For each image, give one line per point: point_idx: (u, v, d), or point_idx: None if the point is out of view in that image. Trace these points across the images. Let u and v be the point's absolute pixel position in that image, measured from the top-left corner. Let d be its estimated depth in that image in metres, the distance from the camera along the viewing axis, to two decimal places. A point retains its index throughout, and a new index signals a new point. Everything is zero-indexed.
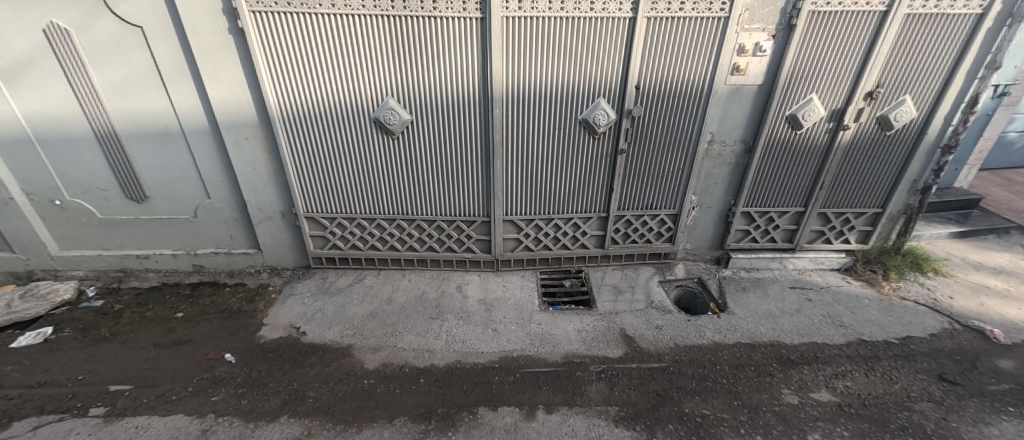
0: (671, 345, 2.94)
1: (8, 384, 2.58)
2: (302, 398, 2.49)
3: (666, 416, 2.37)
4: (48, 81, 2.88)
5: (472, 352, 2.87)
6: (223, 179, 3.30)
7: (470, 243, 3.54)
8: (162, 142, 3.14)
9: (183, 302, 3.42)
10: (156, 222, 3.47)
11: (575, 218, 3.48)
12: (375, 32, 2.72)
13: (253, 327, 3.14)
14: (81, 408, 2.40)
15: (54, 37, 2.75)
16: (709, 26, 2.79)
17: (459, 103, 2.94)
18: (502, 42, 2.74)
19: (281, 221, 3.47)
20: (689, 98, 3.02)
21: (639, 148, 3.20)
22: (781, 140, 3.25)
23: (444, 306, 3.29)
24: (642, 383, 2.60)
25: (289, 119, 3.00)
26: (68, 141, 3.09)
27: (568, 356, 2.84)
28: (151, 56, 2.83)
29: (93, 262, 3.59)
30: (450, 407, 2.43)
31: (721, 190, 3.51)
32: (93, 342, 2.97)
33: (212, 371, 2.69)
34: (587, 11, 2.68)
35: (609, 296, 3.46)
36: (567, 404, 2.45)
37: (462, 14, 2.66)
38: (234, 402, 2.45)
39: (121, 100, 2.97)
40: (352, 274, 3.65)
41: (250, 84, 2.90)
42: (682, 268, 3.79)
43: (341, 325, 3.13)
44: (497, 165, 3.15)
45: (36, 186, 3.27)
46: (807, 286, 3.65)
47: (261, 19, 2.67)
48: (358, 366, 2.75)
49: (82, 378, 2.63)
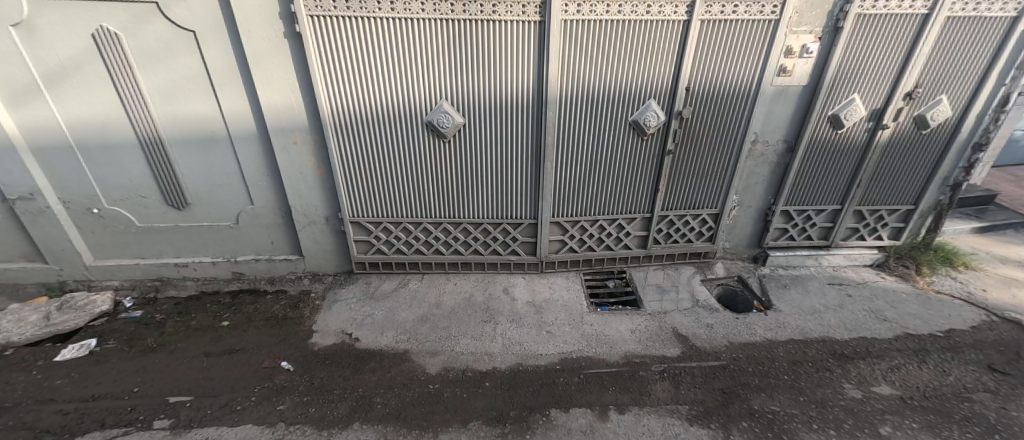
0: (726, 343, 2.97)
1: (62, 398, 2.50)
2: (369, 404, 2.47)
3: (738, 413, 2.38)
4: (94, 86, 2.81)
5: (531, 355, 2.87)
6: (268, 184, 3.27)
7: (515, 245, 3.54)
8: (208, 147, 3.09)
9: (226, 311, 3.36)
10: (195, 229, 3.40)
11: (620, 219, 3.50)
12: (433, 36, 2.73)
13: (304, 334, 3.10)
14: (144, 421, 2.35)
15: (102, 41, 2.68)
16: (759, 28, 2.85)
17: (513, 106, 2.95)
18: (560, 45, 2.76)
19: (325, 226, 3.44)
20: (737, 99, 3.07)
21: (685, 149, 3.25)
22: (822, 140, 3.33)
23: (494, 309, 3.28)
24: (706, 382, 2.61)
25: (341, 123, 2.99)
26: (110, 148, 3.02)
27: (628, 356, 2.85)
28: (201, 61, 2.79)
29: (128, 272, 3.50)
30: (520, 410, 2.42)
31: (761, 189, 3.56)
32: (141, 352, 2.90)
33: (271, 379, 2.65)
34: (643, 14, 2.71)
35: (655, 296, 3.48)
36: (636, 404, 2.45)
37: (521, 17, 2.67)
38: (301, 410, 2.42)
39: (168, 106, 2.92)
40: (396, 279, 3.62)
41: (302, 88, 2.88)
42: (722, 267, 3.85)
43: (393, 330, 3.10)
44: (547, 166, 3.16)
45: (73, 194, 3.17)
46: (845, 282, 3.72)
47: (318, 24, 2.66)
48: (419, 370, 2.74)
49: (137, 390, 2.57)
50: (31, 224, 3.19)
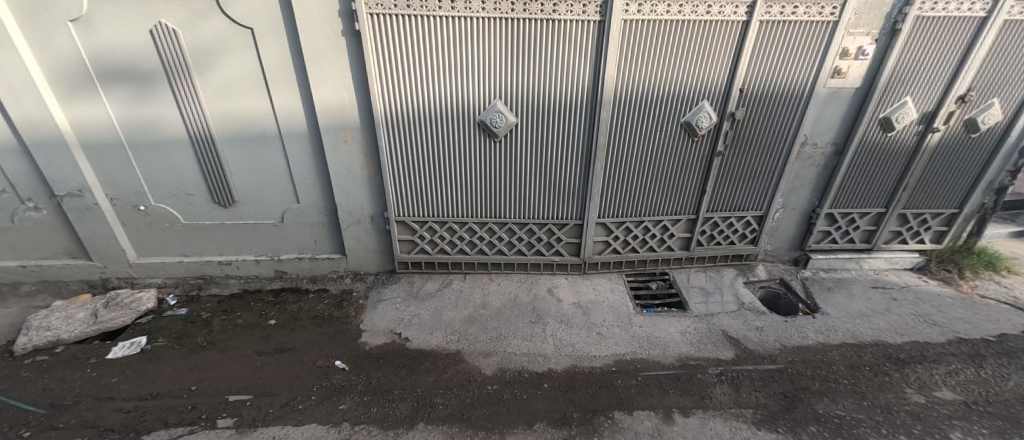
0: (779, 346, 2.95)
1: (120, 396, 2.48)
2: (430, 405, 2.46)
3: (804, 417, 2.36)
4: (148, 83, 2.79)
5: (584, 356, 2.85)
6: (315, 183, 3.26)
7: (559, 246, 3.53)
8: (258, 145, 3.08)
9: (271, 309, 3.35)
10: (240, 227, 3.39)
11: (665, 220, 3.48)
12: (492, 34, 2.71)
13: (352, 333, 3.09)
14: (208, 419, 2.34)
15: (160, 37, 2.66)
16: (817, 29, 2.83)
17: (567, 106, 2.94)
18: (618, 45, 2.74)
19: (369, 225, 3.43)
20: (790, 101, 3.05)
21: (735, 150, 3.23)
22: (872, 143, 3.31)
23: (541, 310, 3.27)
24: (765, 385, 2.60)
25: (393, 122, 2.98)
26: (160, 146, 3.00)
27: (682, 359, 2.83)
28: (257, 58, 2.78)
29: (171, 269, 3.49)
30: (583, 412, 2.40)
31: (807, 192, 3.54)
32: (192, 350, 2.88)
33: (328, 378, 2.65)
34: (703, 14, 2.69)
35: (700, 298, 3.46)
36: (699, 407, 2.43)
37: (582, 17, 2.65)
38: (364, 410, 2.41)
39: (220, 103, 2.90)
40: (438, 279, 3.61)
41: (356, 87, 2.87)
42: (763, 270, 3.83)
43: (442, 331, 3.09)
44: (597, 167, 3.14)
45: (120, 191, 3.16)
46: (888, 285, 3.71)
47: (377, 22, 2.65)
48: (475, 371, 2.72)
49: (195, 388, 2.56)
50: (78, 220, 3.17)
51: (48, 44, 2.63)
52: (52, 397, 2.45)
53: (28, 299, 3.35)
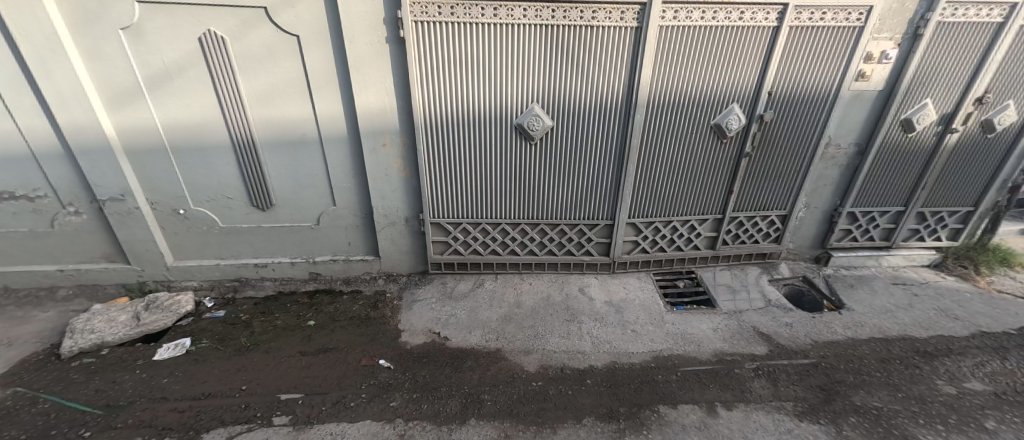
0: (810, 341, 3.03)
1: (173, 396, 2.52)
2: (479, 401, 2.51)
3: (844, 409, 2.44)
4: (195, 88, 2.85)
5: (622, 353, 2.91)
6: (353, 185, 3.33)
7: (589, 246, 3.61)
8: (298, 149, 3.15)
9: (308, 310, 3.40)
10: (277, 230, 3.45)
11: (693, 220, 3.57)
12: (532, 40, 2.80)
13: (392, 333, 3.15)
14: (264, 418, 2.38)
15: (209, 45, 2.73)
16: (843, 34, 2.93)
17: (602, 109, 3.02)
18: (654, 50, 2.83)
19: (404, 227, 3.49)
20: (816, 103, 3.15)
21: (762, 151, 3.32)
22: (893, 143, 3.42)
23: (575, 309, 3.33)
24: (802, 379, 2.67)
25: (431, 126, 3.05)
26: (203, 151, 3.07)
27: (719, 354, 2.89)
28: (301, 65, 2.86)
29: (207, 272, 3.53)
30: (629, 406, 2.46)
31: (830, 191, 3.64)
32: (237, 351, 2.93)
33: (375, 377, 2.70)
34: (735, 20, 2.79)
35: (728, 296, 3.54)
36: (741, 400, 2.49)
37: (619, 23, 2.74)
38: (415, 407, 2.47)
39: (264, 108, 2.97)
40: (470, 279, 3.67)
41: (397, 92, 2.95)
42: (787, 267, 3.92)
43: (480, 329, 3.15)
44: (629, 168, 3.22)
45: (161, 195, 3.20)
46: (908, 282, 3.80)
47: (421, 29, 2.73)
48: (518, 368, 2.78)
49: (246, 388, 2.60)
50: (118, 224, 3.21)
51: (98, 52, 2.68)
52: (106, 397, 2.48)
53: (65, 303, 3.38)
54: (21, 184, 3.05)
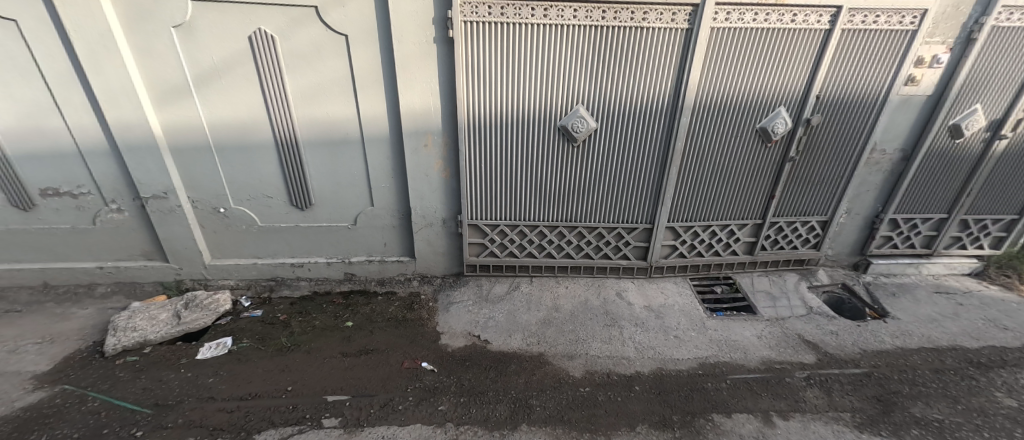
0: (859, 350, 2.97)
1: (220, 396, 2.50)
2: (528, 406, 2.47)
3: (904, 421, 2.38)
4: (242, 87, 2.86)
5: (668, 359, 2.86)
6: (392, 186, 3.31)
7: (627, 250, 3.57)
8: (340, 149, 3.15)
9: (345, 311, 3.38)
10: (314, 230, 3.44)
11: (733, 225, 3.52)
12: (581, 41, 2.77)
13: (431, 335, 3.12)
14: (313, 419, 2.36)
15: (258, 44, 2.73)
16: (895, 38, 2.89)
17: (647, 111, 2.99)
18: (704, 52, 2.80)
19: (441, 228, 3.47)
20: (863, 107, 3.11)
21: (806, 156, 3.27)
22: (939, 149, 3.37)
23: (614, 314, 3.29)
24: (856, 389, 2.61)
25: (474, 126, 3.03)
26: (246, 149, 3.07)
27: (767, 362, 2.83)
28: (348, 64, 2.85)
29: (244, 271, 3.53)
30: (683, 415, 2.40)
31: (872, 197, 3.59)
32: (278, 351, 2.92)
33: (420, 379, 2.68)
34: (787, 22, 2.75)
35: (768, 302, 3.49)
36: (796, 410, 2.43)
37: (670, 25, 2.71)
38: (464, 411, 2.43)
39: (309, 108, 2.97)
40: (506, 282, 3.64)
41: (442, 92, 2.94)
42: (825, 274, 3.86)
43: (520, 333, 3.12)
44: (671, 171, 3.18)
45: (202, 193, 3.20)
46: (950, 291, 3.73)
47: (470, 29, 2.72)
48: (563, 373, 2.74)
49: (292, 389, 2.58)
50: (159, 222, 3.21)
51: (149, 50, 2.69)
52: (154, 397, 2.47)
53: (104, 300, 3.39)
54: (65, 181, 3.06)
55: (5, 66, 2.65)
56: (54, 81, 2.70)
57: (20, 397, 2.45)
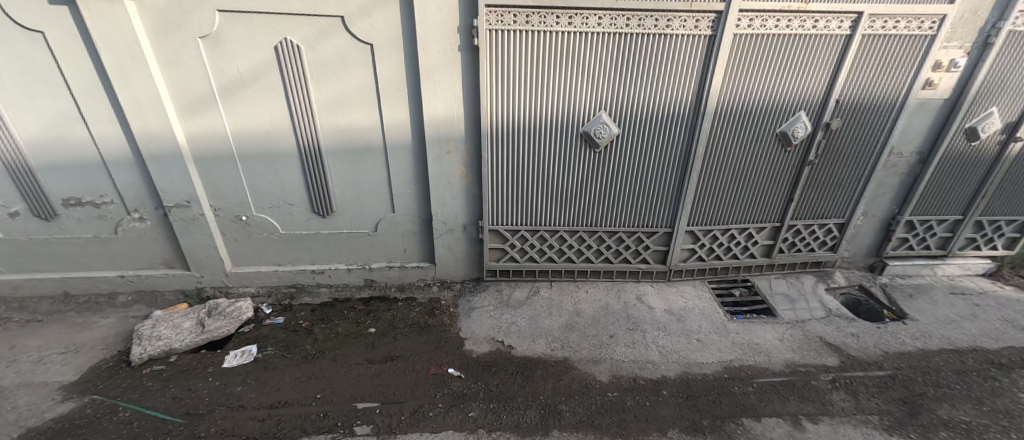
0: (881, 352, 2.99)
1: (250, 405, 2.50)
2: (558, 412, 2.48)
3: (932, 423, 2.40)
4: (267, 96, 2.87)
5: (693, 363, 2.87)
6: (413, 192, 3.33)
7: (646, 254, 3.59)
8: (362, 157, 3.16)
9: (366, 317, 3.39)
10: (335, 237, 3.46)
11: (751, 228, 3.54)
12: (605, 48, 2.80)
13: (455, 341, 3.13)
14: (345, 427, 2.37)
15: (284, 53, 2.75)
16: (914, 43, 2.92)
17: (669, 117, 3.01)
18: (726, 58, 2.83)
19: (461, 234, 3.49)
20: (881, 111, 3.14)
21: (825, 159, 3.30)
22: (955, 152, 3.40)
23: (636, 318, 3.31)
24: (882, 391, 2.63)
25: (497, 133, 3.05)
26: (270, 158, 3.08)
27: (791, 365, 2.85)
28: (372, 73, 2.87)
29: (265, 279, 3.54)
30: (712, 419, 2.41)
31: (888, 199, 3.62)
32: (304, 359, 2.93)
33: (448, 386, 2.69)
34: (808, 29, 2.79)
35: (787, 305, 3.51)
36: (825, 414, 2.45)
37: (694, 31, 2.74)
38: (494, 417, 2.44)
39: (333, 116, 2.99)
40: (526, 287, 3.65)
41: (466, 99, 2.96)
42: (842, 276, 3.89)
43: (543, 338, 3.13)
44: (692, 176, 3.21)
45: (225, 202, 3.21)
46: (966, 291, 3.75)
47: (495, 37, 2.74)
48: (590, 378, 2.75)
49: (321, 396, 2.59)
50: (182, 231, 3.22)
51: (176, 59, 2.70)
52: (185, 406, 2.47)
53: (125, 309, 3.39)
54: (88, 190, 3.06)
55: (32, 76, 2.65)
56: (80, 91, 2.70)
57: (50, 408, 2.44)
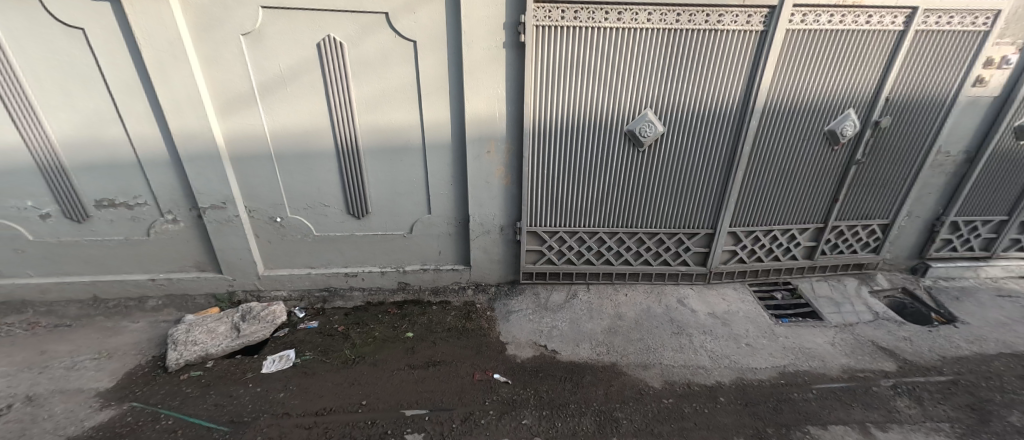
0: (937, 357, 2.90)
1: (295, 412, 2.42)
2: (614, 419, 2.38)
3: (1005, 431, 2.30)
4: (307, 95, 2.81)
5: (746, 368, 2.78)
6: (451, 193, 3.26)
7: (687, 256, 3.51)
8: (400, 157, 3.09)
9: (402, 322, 3.31)
10: (369, 239, 3.38)
11: (794, 229, 3.47)
12: (653, 44, 2.74)
13: (496, 346, 3.04)
14: (395, 436, 2.28)
15: (326, 51, 2.69)
16: (967, 39, 2.86)
17: (716, 115, 2.95)
18: (777, 55, 2.77)
19: (498, 236, 3.41)
20: (930, 109, 3.08)
21: (872, 158, 3.23)
22: (1003, 150, 3.33)
23: (680, 321, 3.22)
24: (947, 398, 2.54)
25: (540, 132, 2.98)
26: (307, 158, 3.02)
27: (848, 370, 2.75)
28: (415, 70, 2.80)
29: (297, 282, 3.46)
30: (777, 427, 2.32)
31: (933, 200, 3.54)
32: (344, 364, 2.84)
33: (496, 392, 2.60)
34: (862, 24, 2.73)
35: (833, 308, 3.41)
36: (893, 421, 2.36)
37: (745, 27, 2.68)
38: (549, 425, 2.35)
39: (373, 115, 2.92)
40: (563, 290, 3.57)
41: (509, 97, 2.89)
42: (884, 278, 3.80)
43: (587, 342, 3.04)
44: (737, 175, 3.13)
45: (260, 203, 3.14)
46: (1013, 293, 3.65)
47: (542, 33, 2.68)
48: (641, 384, 2.66)
49: (366, 403, 2.50)
50: (215, 233, 3.14)
51: (217, 58, 2.64)
52: (228, 413, 2.38)
53: (155, 313, 3.31)
54: (122, 191, 2.99)
55: (69, 74, 2.59)
56: (118, 89, 2.64)
57: (88, 415, 2.36)
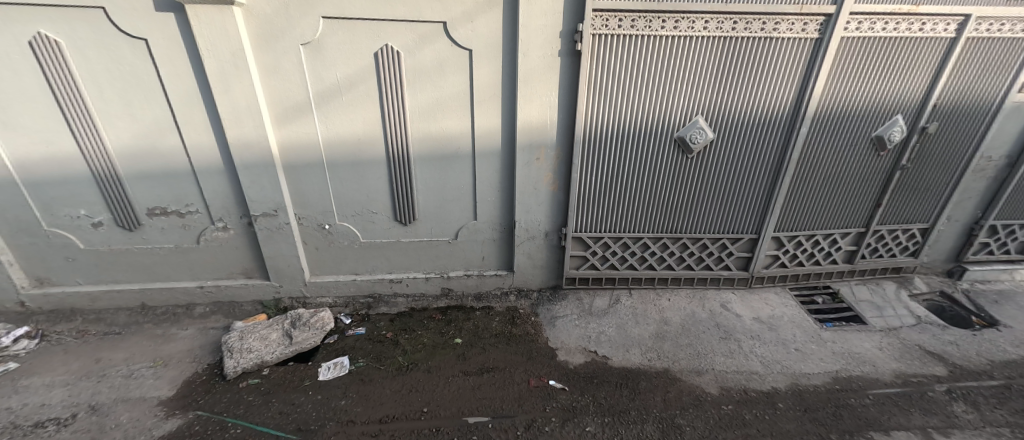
0: (987, 361, 2.92)
1: (359, 420, 2.43)
2: (677, 426, 2.40)
3: None
4: (362, 103, 2.82)
5: (799, 373, 2.80)
6: (498, 199, 3.27)
7: (729, 261, 3.56)
8: (450, 164, 3.10)
9: (449, 327, 3.32)
10: (415, 245, 3.40)
11: (836, 234, 3.50)
12: (708, 52, 2.75)
13: (547, 352, 3.06)
14: None
15: (384, 60, 2.70)
16: (1017, 46, 2.88)
17: (766, 122, 2.97)
18: (830, 62, 2.79)
19: (543, 242, 3.43)
20: (977, 115, 3.10)
21: (916, 163, 3.25)
22: None
23: (726, 326, 3.24)
24: (1003, 402, 2.56)
25: (590, 139, 2.99)
26: (359, 166, 3.03)
27: (900, 375, 2.78)
28: (469, 78, 2.82)
29: (343, 288, 3.48)
30: (840, 433, 2.34)
31: (973, 204, 3.57)
32: (399, 371, 2.85)
33: (555, 399, 2.61)
34: (915, 31, 2.75)
35: (875, 312, 3.43)
36: (953, 427, 2.38)
37: (800, 35, 2.70)
38: (614, 432, 2.37)
39: (425, 123, 2.93)
40: (606, 295, 3.60)
41: (561, 105, 2.90)
42: (921, 282, 3.84)
43: (637, 348, 3.06)
44: (785, 181, 3.15)
45: (310, 210, 3.16)
46: None
47: (598, 41, 2.69)
48: (698, 390, 2.67)
49: (428, 410, 2.52)
50: (265, 240, 3.16)
51: (276, 67, 2.65)
52: (294, 421, 2.40)
53: (203, 320, 3.32)
54: (175, 200, 3.00)
55: (129, 84, 2.60)
56: (177, 99, 2.65)
57: (156, 424, 2.37)
